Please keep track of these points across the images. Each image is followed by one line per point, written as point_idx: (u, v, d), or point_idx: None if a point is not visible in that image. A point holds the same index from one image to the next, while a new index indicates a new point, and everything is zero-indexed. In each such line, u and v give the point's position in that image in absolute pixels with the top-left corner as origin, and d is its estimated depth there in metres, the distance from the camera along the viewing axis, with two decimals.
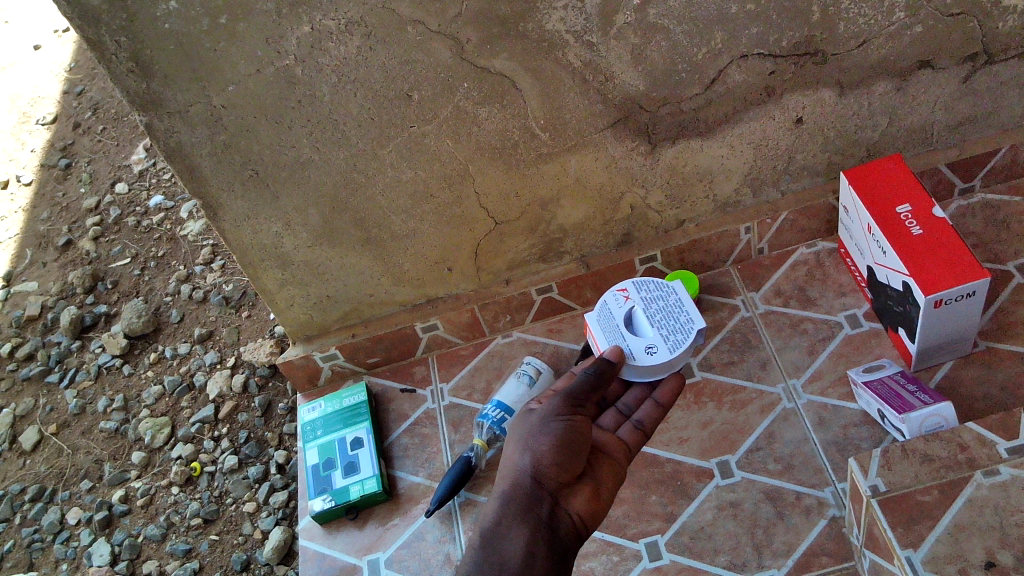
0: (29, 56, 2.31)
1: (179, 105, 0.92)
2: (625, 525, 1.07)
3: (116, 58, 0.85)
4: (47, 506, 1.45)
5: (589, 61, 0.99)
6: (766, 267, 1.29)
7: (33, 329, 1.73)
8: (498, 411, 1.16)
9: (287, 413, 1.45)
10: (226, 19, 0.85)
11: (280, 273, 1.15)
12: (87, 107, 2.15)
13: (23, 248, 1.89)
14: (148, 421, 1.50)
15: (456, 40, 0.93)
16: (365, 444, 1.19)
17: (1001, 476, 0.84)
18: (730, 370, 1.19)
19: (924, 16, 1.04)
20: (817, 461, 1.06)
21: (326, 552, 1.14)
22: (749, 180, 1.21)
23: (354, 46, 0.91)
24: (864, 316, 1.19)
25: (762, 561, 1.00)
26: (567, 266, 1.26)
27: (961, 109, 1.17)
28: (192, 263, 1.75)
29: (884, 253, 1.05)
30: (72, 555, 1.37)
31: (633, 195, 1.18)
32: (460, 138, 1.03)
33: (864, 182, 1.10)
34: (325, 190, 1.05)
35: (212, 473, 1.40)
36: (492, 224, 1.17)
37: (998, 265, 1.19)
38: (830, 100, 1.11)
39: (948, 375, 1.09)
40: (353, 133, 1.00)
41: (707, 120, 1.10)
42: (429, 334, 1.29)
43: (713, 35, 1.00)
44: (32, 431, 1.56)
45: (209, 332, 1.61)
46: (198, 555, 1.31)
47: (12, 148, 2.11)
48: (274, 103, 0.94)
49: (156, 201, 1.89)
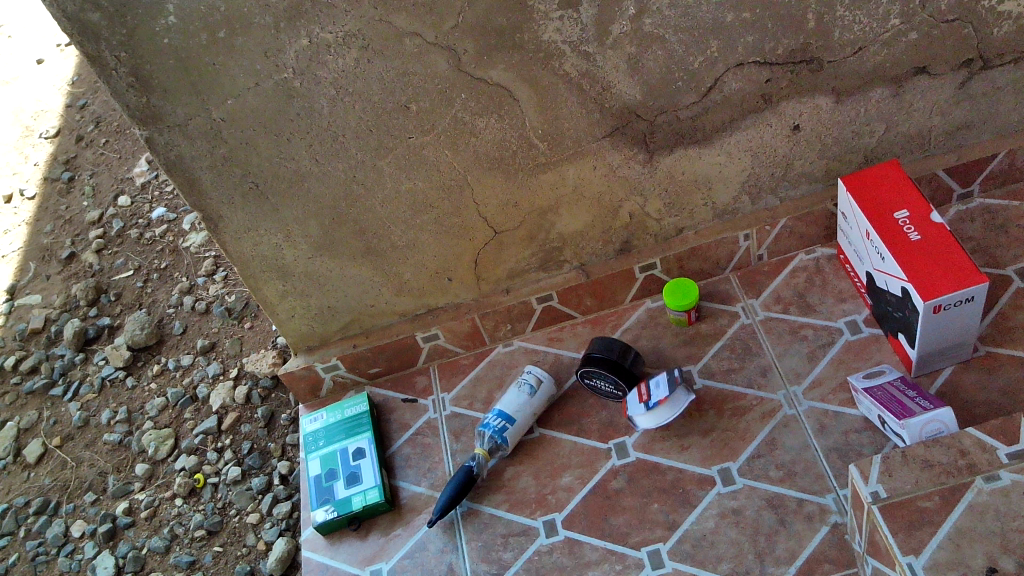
0: (32, 70, 2.32)
1: (179, 119, 0.93)
2: (627, 534, 1.07)
3: (116, 73, 0.87)
4: (51, 518, 1.45)
5: (586, 70, 1.00)
6: (766, 273, 1.29)
7: (37, 342, 1.73)
8: (500, 419, 1.16)
9: (289, 424, 1.45)
10: (225, 34, 0.87)
11: (282, 285, 1.16)
12: (90, 121, 2.16)
13: (27, 261, 1.90)
14: (151, 433, 1.50)
15: (453, 52, 0.94)
16: (367, 454, 1.20)
17: (1002, 481, 0.84)
18: (730, 376, 1.19)
19: (919, 22, 1.04)
20: (819, 468, 1.06)
21: (329, 562, 1.14)
22: (748, 187, 1.21)
23: (353, 58, 0.92)
24: (864, 321, 1.19)
25: (765, 569, 0.99)
26: (567, 275, 1.27)
27: (958, 115, 1.18)
28: (194, 274, 1.76)
29: (882, 258, 1.05)
30: (76, 567, 1.38)
31: (632, 204, 1.19)
32: (459, 148, 1.04)
33: (861, 188, 1.10)
34: (324, 203, 1.06)
35: (215, 484, 1.41)
36: (492, 234, 1.17)
37: (997, 269, 1.19)
38: (826, 107, 1.11)
39: (949, 379, 1.09)
40: (351, 144, 1.00)
41: (704, 128, 1.10)
42: (431, 343, 1.29)
43: (709, 43, 1.01)
44: (36, 444, 1.57)
45: (211, 343, 1.62)
46: (202, 566, 1.32)
47: (16, 162, 2.12)
48: (274, 117, 0.95)
49: (158, 213, 1.90)
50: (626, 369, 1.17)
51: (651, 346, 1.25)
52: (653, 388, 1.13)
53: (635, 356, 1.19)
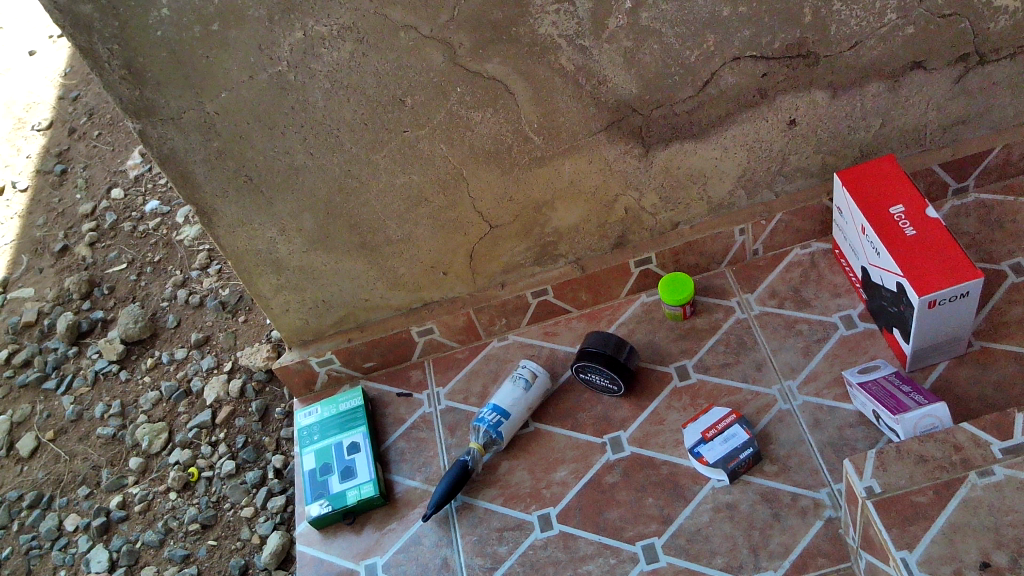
0: (25, 62, 2.31)
1: (172, 112, 0.92)
2: (621, 528, 1.07)
3: (108, 65, 0.86)
4: (45, 512, 1.45)
5: (582, 64, 0.99)
6: (761, 268, 1.29)
7: (30, 335, 1.72)
8: (495, 414, 1.16)
9: (284, 418, 1.45)
10: (218, 26, 0.86)
11: (276, 279, 1.15)
12: (83, 112, 2.15)
13: (19, 254, 1.89)
14: (145, 426, 1.50)
15: (449, 45, 0.94)
16: (362, 448, 1.19)
17: (996, 476, 0.84)
18: (725, 371, 1.19)
19: (916, 17, 1.04)
20: (813, 462, 1.07)
21: (324, 556, 1.14)
22: (743, 182, 1.21)
23: (347, 51, 0.92)
24: (859, 316, 1.19)
25: (759, 563, 1.00)
26: (562, 269, 1.26)
27: (954, 110, 1.17)
28: (188, 268, 1.75)
29: (878, 254, 1.05)
30: (70, 561, 1.37)
31: (628, 198, 1.18)
32: (454, 142, 1.04)
33: (857, 183, 1.10)
34: (318, 196, 1.05)
35: (209, 478, 1.40)
36: (487, 228, 1.17)
37: (992, 265, 1.19)
38: (822, 101, 1.11)
39: (943, 375, 1.10)
40: (346, 137, 1.00)
41: (700, 123, 1.10)
42: (425, 337, 1.29)
43: (706, 38, 1.00)
44: (29, 437, 1.56)
45: (205, 337, 1.61)
46: (196, 560, 1.31)
47: (8, 154, 2.10)
48: (269, 110, 0.94)
49: (152, 206, 1.89)
50: (621, 364, 1.16)
51: (647, 341, 1.25)
52: (721, 440, 1.08)
53: (630, 351, 1.18)
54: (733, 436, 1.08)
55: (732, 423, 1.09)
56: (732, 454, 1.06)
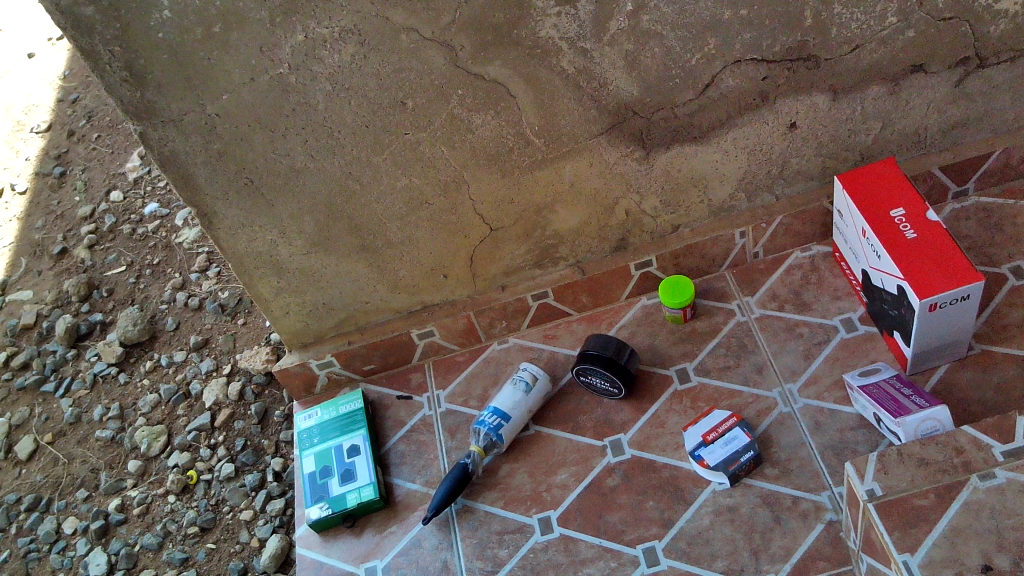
0: (24, 64, 2.30)
1: (173, 115, 0.92)
2: (622, 531, 1.07)
3: (110, 67, 0.86)
4: (43, 515, 1.44)
5: (583, 67, 0.99)
6: (761, 271, 1.29)
7: (28, 338, 1.72)
8: (495, 417, 1.16)
9: (283, 420, 1.45)
10: (220, 28, 0.86)
11: (276, 281, 1.15)
12: (81, 115, 2.14)
13: (18, 256, 1.89)
14: (144, 429, 1.49)
15: (450, 47, 0.94)
16: (362, 451, 1.19)
17: (998, 480, 0.84)
18: (726, 374, 1.19)
19: (916, 21, 1.04)
20: (813, 465, 1.06)
21: (324, 560, 1.14)
22: (744, 185, 1.21)
23: (349, 53, 0.92)
24: (860, 319, 1.19)
25: (760, 566, 1.00)
26: (563, 272, 1.26)
27: (953, 113, 1.18)
28: (187, 270, 1.75)
29: (878, 257, 1.05)
30: (68, 564, 1.37)
31: (628, 201, 1.18)
32: (455, 145, 1.04)
33: (858, 187, 1.10)
34: (318, 198, 1.05)
35: (209, 481, 1.40)
36: (487, 230, 1.17)
37: (992, 268, 1.19)
38: (822, 104, 1.11)
39: (944, 377, 1.10)
40: (347, 140, 1.00)
41: (700, 126, 1.10)
42: (425, 340, 1.28)
43: (706, 41, 1.00)
44: (27, 440, 1.55)
45: (204, 339, 1.61)
46: (195, 564, 1.31)
47: (7, 157, 2.10)
48: (270, 113, 0.94)
49: (151, 209, 1.88)
50: (622, 367, 1.16)
51: (647, 344, 1.25)
52: (722, 443, 1.08)
53: (631, 354, 1.18)
54: (733, 439, 1.08)
55: (733, 427, 1.09)
56: (733, 457, 1.06)
